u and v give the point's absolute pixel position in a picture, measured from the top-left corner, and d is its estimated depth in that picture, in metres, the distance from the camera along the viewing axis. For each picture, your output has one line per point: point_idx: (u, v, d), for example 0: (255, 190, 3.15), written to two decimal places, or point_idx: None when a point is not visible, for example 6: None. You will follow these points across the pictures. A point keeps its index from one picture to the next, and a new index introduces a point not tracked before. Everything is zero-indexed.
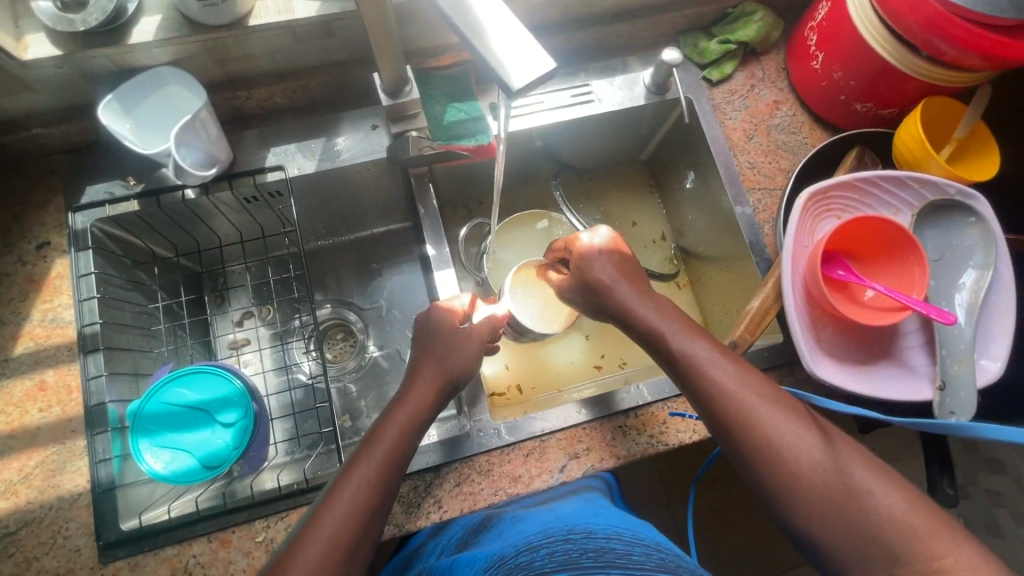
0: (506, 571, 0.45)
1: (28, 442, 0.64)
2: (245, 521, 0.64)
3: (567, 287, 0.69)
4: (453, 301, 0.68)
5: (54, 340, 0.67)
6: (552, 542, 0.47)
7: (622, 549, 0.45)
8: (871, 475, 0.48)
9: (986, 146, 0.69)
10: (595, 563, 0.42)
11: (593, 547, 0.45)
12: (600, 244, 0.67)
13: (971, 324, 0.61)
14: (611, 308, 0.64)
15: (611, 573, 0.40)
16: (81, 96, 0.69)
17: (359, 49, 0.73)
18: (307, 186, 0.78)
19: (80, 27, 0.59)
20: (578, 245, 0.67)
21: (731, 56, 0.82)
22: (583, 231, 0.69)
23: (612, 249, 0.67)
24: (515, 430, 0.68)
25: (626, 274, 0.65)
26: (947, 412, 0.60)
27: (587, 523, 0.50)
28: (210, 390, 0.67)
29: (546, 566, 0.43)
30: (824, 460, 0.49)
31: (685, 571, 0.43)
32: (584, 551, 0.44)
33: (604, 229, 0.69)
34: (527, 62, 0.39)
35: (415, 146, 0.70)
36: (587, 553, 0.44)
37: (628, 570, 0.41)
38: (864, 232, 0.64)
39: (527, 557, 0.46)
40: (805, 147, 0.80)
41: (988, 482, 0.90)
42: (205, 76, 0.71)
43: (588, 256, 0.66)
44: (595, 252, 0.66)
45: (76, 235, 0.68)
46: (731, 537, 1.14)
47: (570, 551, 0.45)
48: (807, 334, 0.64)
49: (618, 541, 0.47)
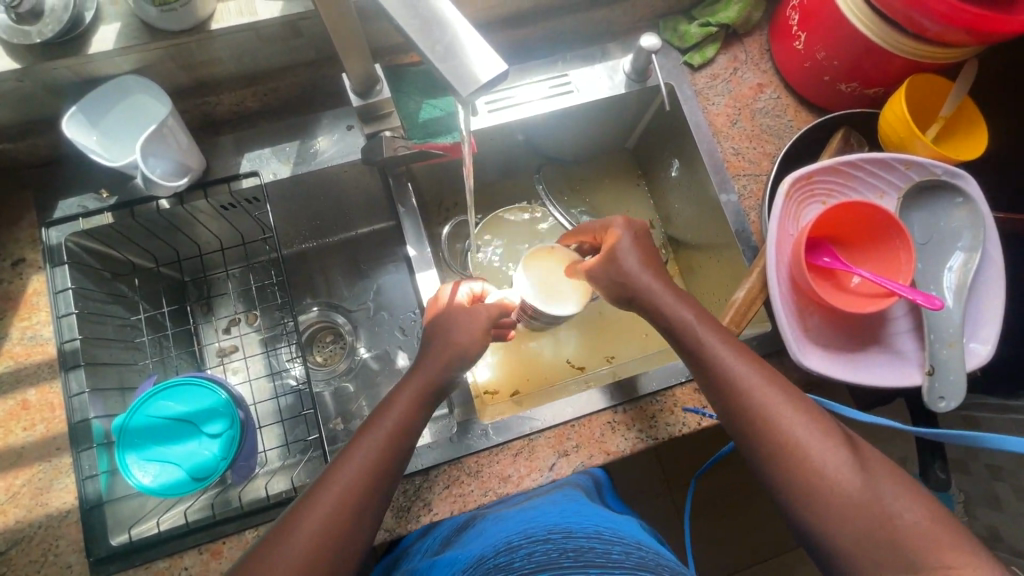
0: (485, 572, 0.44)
1: (13, 462, 0.63)
2: (234, 531, 0.63)
3: (591, 271, 0.70)
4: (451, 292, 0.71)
5: (35, 359, 0.67)
6: (532, 542, 0.47)
7: (602, 547, 0.45)
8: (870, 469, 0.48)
9: (974, 123, 0.67)
10: (574, 563, 0.42)
11: (572, 547, 0.45)
12: (629, 230, 0.69)
13: (960, 306, 0.60)
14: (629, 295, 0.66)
15: (590, 573, 0.40)
16: (46, 108, 0.68)
17: (328, 48, 0.71)
18: (284, 191, 0.76)
19: (36, 39, 0.58)
20: (612, 238, 0.68)
21: (712, 39, 0.80)
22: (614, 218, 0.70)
23: (635, 236, 0.69)
24: (504, 430, 0.68)
25: (646, 263, 0.67)
26: (936, 398, 0.59)
27: (567, 522, 0.50)
28: (195, 402, 0.67)
29: (524, 567, 0.43)
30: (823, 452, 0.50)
31: (663, 569, 0.43)
32: (564, 551, 0.44)
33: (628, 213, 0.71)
34: (481, 63, 0.38)
35: (388, 146, 0.67)
36: (566, 552, 0.44)
37: (607, 568, 0.41)
38: (850, 217, 0.63)
39: (507, 557, 0.45)
40: (791, 130, 0.78)
41: (988, 457, 0.90)
42: (172, 83, 0.69)
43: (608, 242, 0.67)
44: (624, 239, 0.67)
45: (50, 250, 0.67)
46: (730, 521, 1.14)
47: (549, 551, 0.44)
48: (794, 323, 0.63)
49: (597, 540, 0.47)
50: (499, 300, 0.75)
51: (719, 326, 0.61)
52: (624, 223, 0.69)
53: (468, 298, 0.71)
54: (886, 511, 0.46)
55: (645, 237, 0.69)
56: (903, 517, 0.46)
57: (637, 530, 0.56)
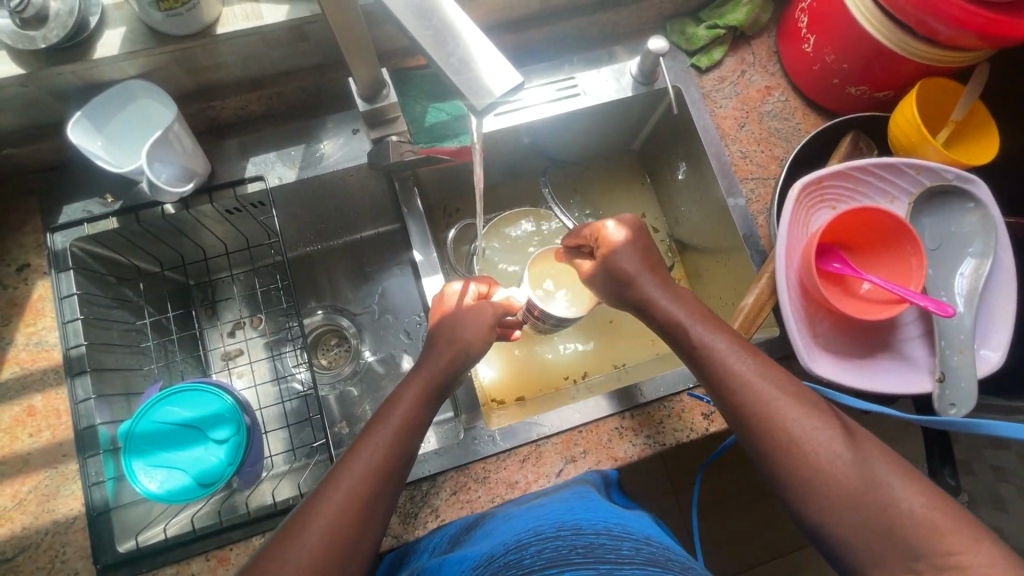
0: (495, 569, 0.44)
1: (19, 469, 0.63)
2: (241, 538, 0.63)
3: (589, 277, 0.70)
4: (456, 291, 0.70)
5: (40, 364, 0.66)
6: (541, 539, 0.47)
7: (613, 544, 0.45)
8: (884, 477, 0.48)
9: (985, 127, 0.67)
10: (584, 559, 0.42)
11: (582, 543, 0.45)
12: (625, 236, 0.68)
13: (971, 312, 0.60)
14: (637, 300, 0.66)
15: (601, 569, 0.41)
16: (51, 113, 0.67)
17: (334, 52, 0.71)
18: (288, 195, 0.76)
19: (41, 44, 0.57)
20: (606, 235, 0.68)
21: (720, 41, 0.79)
22: (607, 221, 0.70)
23: (636, 242, 0.68)
24: (511, 436, 0.68)
25: (649, 272, 0.66)
26: (947, 405, 0.59)
27: (577, 518, 0.50)
28: (201, 408, 0.67)
29: (535, 564, 0.43)
30: (835, 457, 0.49)
31: (675, 568, 0.43)
32: (574, 547, 0.44)
33: (627, 217, 0.71)
34: (494, 77, 0.37)
35: (395, 150, 0.66)
36: (576, 549, 0.44)
37: (618, 565, 0.41)
38: (861, 223, 0.63)
39: (517, 555, 0.45)
40: (799, 133, 0.78)
41: (993, 458, 0.90)
42: (176, 87, 0.69)
43: (617, 250, 0.67)
44: (622, 245, 0.67)
45: (55, 255, 0.67)
46: (733, 522, 1.14)
47: (559, 548, 0.44)
48: (804, 330, 0.62)
49: (608, 536, 0.47)
50: (504, 300, 0.74)
51: (728, 332, 0.60)
52: (616, 221, 0.69)
53: (474, 297, 0.70)
54: (904, 516, 0.46)
55: (650, 245, 0.69)
56: (921, 521, 0.45)
57: (647, 526, 0.56)
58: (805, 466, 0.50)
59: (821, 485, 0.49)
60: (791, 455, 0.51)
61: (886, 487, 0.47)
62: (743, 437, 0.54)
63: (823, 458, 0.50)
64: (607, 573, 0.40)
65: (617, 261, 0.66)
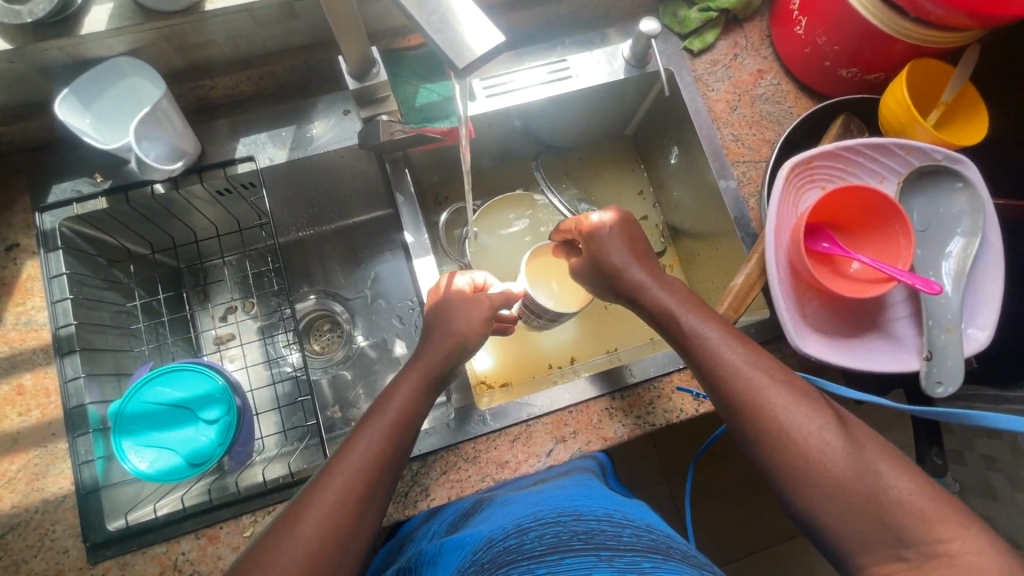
0: (495, 554, 0.44)
1: (9, 447, 0.63)
2: (232, 516, 0.63)
3: (579, 263, 0.70)
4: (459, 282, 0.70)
5: (29, 344, 0.66)
6: (542, 524, 0.47)
7: (612, 531, 0.45)
8: (868, 458, 0.48)
9: (975, 109, 0.67)
10: (585, 546, 0.42)
11: (583, 529, 0.45)
12: (609, 222, 0.68)
13: (958, 293, 0.60)
14: (623, 289, 0.66)
15: (602, 555, 0.41)
16: (37, 90, 0.67)
17: (324, 31, 0.71)
18: (280, 176, 0.76)
19: (26, 18, 0.57)
20: (590, 223, 0.68)
21: (712, 24, 0.79)
22: (592, 210, 0.71)
23: (623, 227, 0.68)
24: (501, 416, 0.68)
25: (640, 257, 0.67)
26: (934, 383, 0.59)
27: (577, 505, 0.50)
28: (192, 388, 0.66)
29: (536, 549, 0.43)
30: (820, 437, 0.50)
31: (671, 550, 0.43)
32: (575, 533, 0.44)
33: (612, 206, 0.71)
34: (475, 34, 0.37)
35: (386, 130, 0.67)
36: (577, 535, 0.44)
37: (617, 551, 0.41)
38: (851, 203, 0.63)
39: (516, 539, 0.45)
40: (791, 117, 0.78)
41: (984, 447, 0.90)
42: (165, 66, 0.69)
43: (599, 235, 0.67)
44: (604, 230, 0.67)
45: (44, 235, 0.66)
46: (726, 510, 1.15)
47: (560, 534, 0.44)
48: (793, 309, 0.63)
49: (608, 523, 0.47)
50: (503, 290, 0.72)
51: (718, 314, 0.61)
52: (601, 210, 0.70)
53: (468, 286, 0.70)
54: (889, 499, 0.46)
55: (637, 233, 0.69)
56: (907, 505, 0.46)
57: (641, 509, 0.56)
58: (794, 447, 0.50)
59: (809, 465, 0.49)
60: (778, 436, 0.51)
61: (871, 470, 0.47)
62: (732, 415, 0.55)
63: (808, 438, 0.50)
64: (607, 559, 0.40)
65: (603, 249, 0.66)
